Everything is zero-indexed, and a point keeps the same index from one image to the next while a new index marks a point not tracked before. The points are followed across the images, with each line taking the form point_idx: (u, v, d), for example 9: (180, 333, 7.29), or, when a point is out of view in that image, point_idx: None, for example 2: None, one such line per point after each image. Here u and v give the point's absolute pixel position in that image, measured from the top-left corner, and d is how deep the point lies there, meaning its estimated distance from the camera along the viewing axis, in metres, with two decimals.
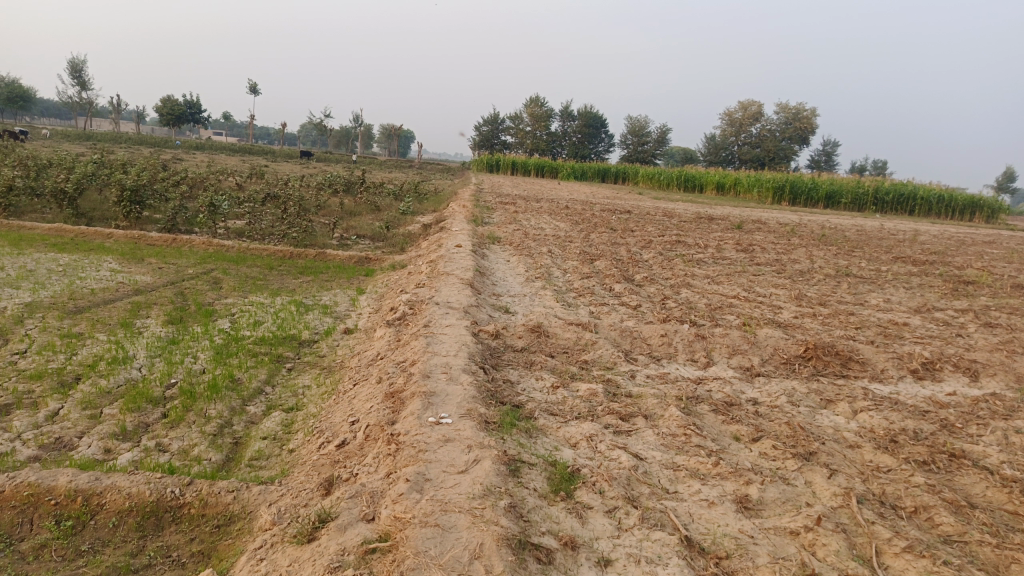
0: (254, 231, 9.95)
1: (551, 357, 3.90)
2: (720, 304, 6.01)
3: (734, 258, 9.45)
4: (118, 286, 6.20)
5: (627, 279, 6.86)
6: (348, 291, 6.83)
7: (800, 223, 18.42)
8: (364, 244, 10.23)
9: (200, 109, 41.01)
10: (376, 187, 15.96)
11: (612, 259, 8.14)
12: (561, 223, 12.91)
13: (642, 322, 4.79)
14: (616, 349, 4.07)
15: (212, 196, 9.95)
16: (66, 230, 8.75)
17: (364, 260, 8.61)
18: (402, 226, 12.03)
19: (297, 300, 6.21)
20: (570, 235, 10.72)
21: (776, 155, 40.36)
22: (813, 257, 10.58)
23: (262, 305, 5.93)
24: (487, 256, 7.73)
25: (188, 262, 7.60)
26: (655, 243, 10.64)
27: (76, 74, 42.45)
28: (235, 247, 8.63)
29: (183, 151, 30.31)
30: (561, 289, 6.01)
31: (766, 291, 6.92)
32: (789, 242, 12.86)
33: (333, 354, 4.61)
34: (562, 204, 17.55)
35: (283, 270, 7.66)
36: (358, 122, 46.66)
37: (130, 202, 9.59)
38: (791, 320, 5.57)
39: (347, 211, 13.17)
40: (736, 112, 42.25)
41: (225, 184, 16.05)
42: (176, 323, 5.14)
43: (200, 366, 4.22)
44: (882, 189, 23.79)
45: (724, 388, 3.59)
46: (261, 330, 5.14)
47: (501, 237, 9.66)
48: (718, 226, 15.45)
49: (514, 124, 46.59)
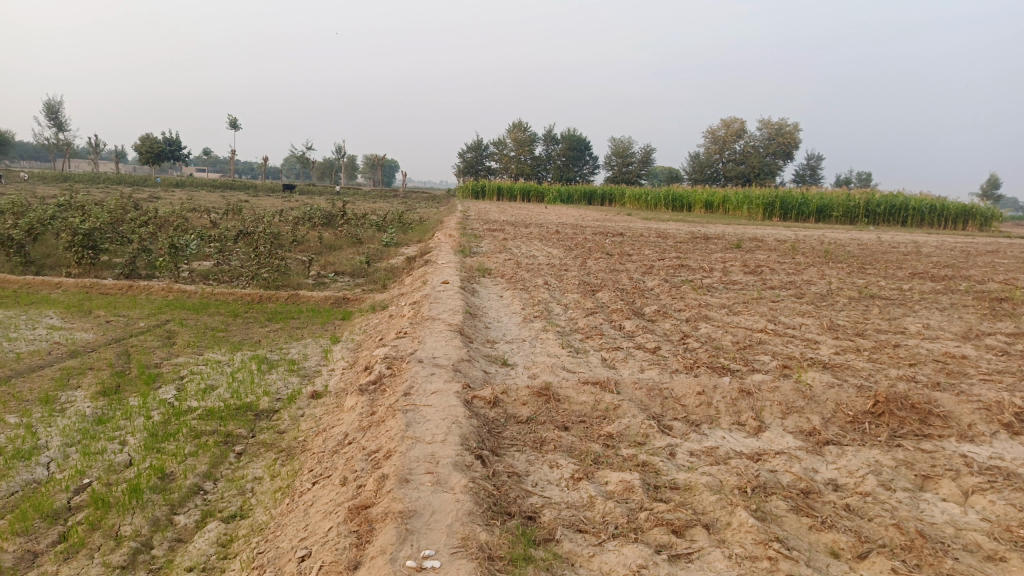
0: (222, 273, 9.12)
1: (567, 432, 3.08)
2: (747, 341, 5.22)
3: (744, 282, 8.70)
4: (51, 348, 5.33)
5: (637, 314, 6.08)
6: (321, 340, 6.00)
7: (797, 239, 17.82)
8: (342, 281, 9.43)
9: (179, 145, 40.26)
10: (357, 219, 15.17)
11: (616, 290, 7.37)
12: (553, 249, 12.19)
13: (669, 374, 3.97)
14: (646, 415, 3.26)
15: (174, 237, 9.11)
16: (10, 281, 7.90)
17: (341, 300, 7.80)
18: (384, 259, 11.24)
19: (260, 355, 5.36)
20: (566, 264, 9.96)
21: (762, 171, 40.02)
22: (827, 276, 9.87)
23: (217, 365, 5.07)
24: (478, 292, 6.95)
25: (141, 313, 6.74)
26: (657, 269, 9.89)
27: (51, 115, 41.67)
28: (197, 292, 7.79)
29: (161, 188, 29.60)
30: (564, 331, 5.21)
31: (792, 321, 6.15)
32: (795, 261, 12.14)
33: (295, 431, 3.77)
34: (552, 229, 16.86)
35: (249, 318, 6.82)
36: (341, 153, 46.14)
37: (81, 247, 8.71)
38: (835, 358, 4.79)
39: (326, 246, 12.37)
40: (720, 129, 41.99)
41: (198, 222, 15.21)
42: (108, 396, 4.28)
43: (124, 457, 3.36)
44: (874, 200, 23.27)
45: (793, 471, 2.78)
46: (211, 400, 4.29)
47: (491, 269, 8.88)
48: (716, 246, 14.76)
49: (499, 149, 46.18)
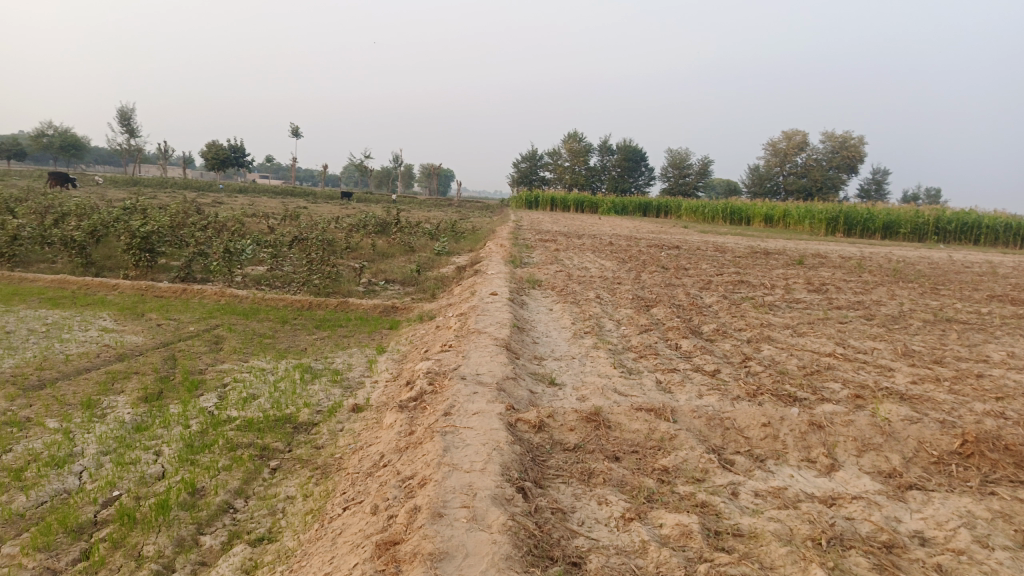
0: (274, 278, 9.15)
1: (617, 464, 2.84)
2: (814, 366, 4.87)
3: (808, 302, 8.27)
4: (99, 351, 5.34)
5: (695, 332, 5.78)
6: (367, 350, 5.88)
7: (863, 256, 17.08)
8: (393, 289, 9.37)
9: (243, 151, 41.35)
10: (410, 227, 15.16)
11: (672, 306, 7.07)
12: (607, 261, 11.91)
13: (729, 402, 3.68)
14: (705, 447, 2.99)
15: (228, 242, 9.18)
16: (70, 281, 8.06)
17: (389, 309, 7.70)
18: (434, 268, 11.15)
19: (304, 364, 5.26)
20: (619, 276, 9.68)
21: (824, 185, 38.80)
22: (898, 297, 9.33)
23: (261, 372, 4.99)
24: (528, 305, 6.75)
25: (191, 317, 6.76)
26: (715, 284, 9.52)
27: (125, 121, 43.41)
28: (248, 297, 7.80)
29: (224, 194, 30.42)
30: (617, 349, 4.95)
31: (863, 345, 5.75)
32: (862, 279, 11.57)
33: (332, 447, 3.61)
34: (606, 240, 16.58)
35: (297, 325, 6.76)
36: (398, 161, 46.74)
37: (139, 249, 8.84)
38: (913, 388, 4.41)
39: (379, 253, 12.36)
40: (781, 142, 40.93)
41: (256, 227, 15.45)
42: (149, 403, 4.22)
43: (157, 469, 3.26)
44: (945, 217, 22.21)
45: (873, 520, 2.48)
46: (251, 410, 4.18)
47: (543, 280, 8.67)
48: (777, 261, 14.23)
49: (554, 160, 46.03)
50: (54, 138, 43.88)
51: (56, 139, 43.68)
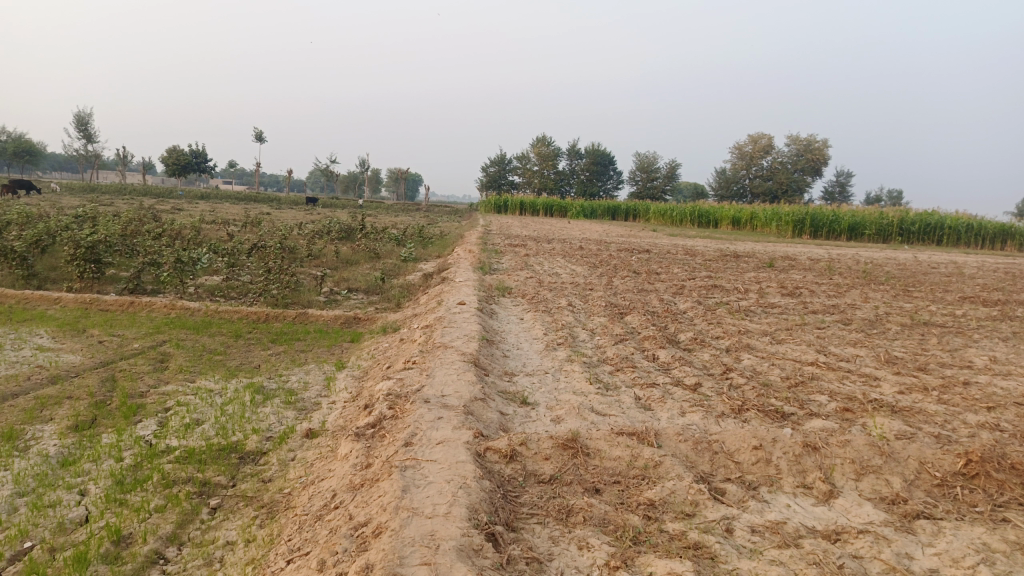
0: (231, 289, 8.71)
1: (598, 498, 2.55)
2: (798, 377, 4.64)
3: (783, 306, 8.09)
4: (31, 373, 4.90)
5: (671, 342, 5.53)
6: (325, 366, 5.51)
7: (831, 258, 17.12)
8: (356, 299, 8.99)
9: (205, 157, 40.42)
10: (376, 233, 14.76)
11: (647, 314, 6.83)
12: (577, 266, 11.68)
13: (715, 422, 3.42)
14: (694, 477, 2.71)
15: (181, 251, 8.72)
16: (8, 295, 7.55)
17: (352, 320, 7.35)
18: (400, 276, 10.80)
19: (256, 384, 4.88)
20: (591, 282, 9.43)
21: (789, 187, 39.20)
22: (871, 299, 9.23)
23: (208, 395, 4.60)
24: (497, 314, 6.45)
25: (137, 333, 6.33)
26: (688, 289, 9.33)
27: (81, 127, 42.16)
28: (200, 309, 7.37)
29: (183, 200, 29.64)
30: (591, 361, 4.68)
31: (844, 353, 5.55)
32: (834, 282, 11.50)
33: (282, 480, 3.27)
34: (575, 244, 16.36)
35: (252, 339, 6.37)
36: (364, 166, 46.15)
37: (83, 260, 8.34)
38: (902, 399, 4.20)
39: (343, 260, 11.96)
40: (746, 145, 41.28)
41: (215, 234, 14.90)
42: (79, 433, 3.82)
43: (79, 513, 2.88)
44: (907, 219, 22.45)
45: (884, 559, 2.22)
46: (192, 439, 3.81)
47: (512, 288, 8.37)
48: (747, 264, 14.14)
49: (522, 164, 45.89)
50: (6, 144, 42.44)
51: (9, 145, 42.23)
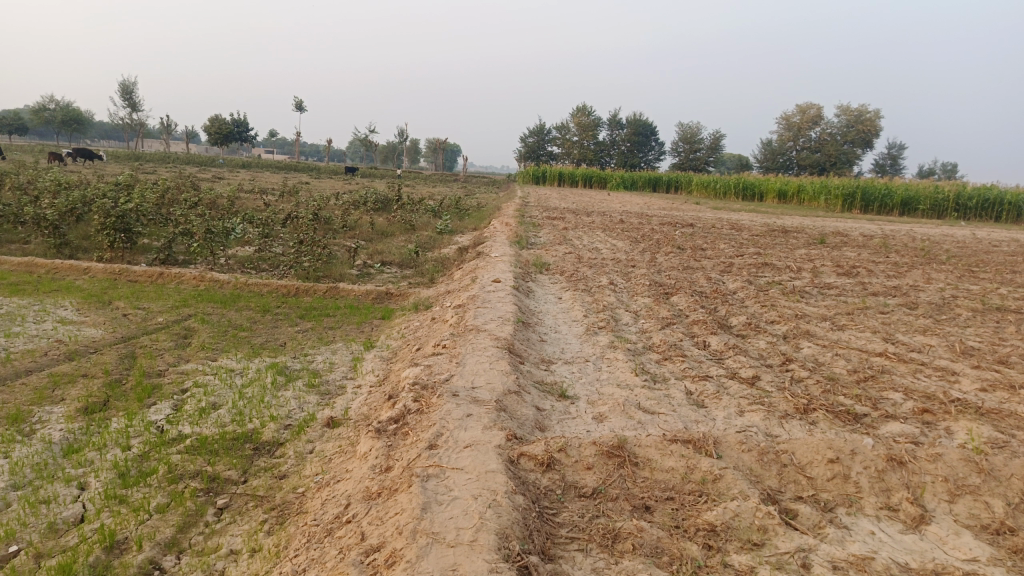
0: (261, 261, 8.49)
1: (650, 521, 2.19)
2: (867, 370, 4.19)
3: (841, 287, 7.55)
4: (49, 348, 4.71)
5: (723, 327, 5.11)
6: (353, 345, 5.23)
7: (885, 235, 16.29)
8: (389, 272, 8.71)
9: (246, 126, 40.56)
10: (412, 204, 14.47)
11: (695, 294, 6.40)
12: (618, 241, 11.22)
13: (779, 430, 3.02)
14: (761, 496, 2.34)
15: (212, 221, 8.51)
16: (38, 264, 7.44)
17: (383, 296, 7.06)
18: (435, 249, 10.49)
19: (279, 364, 4.61)
20: (633, 259, 8.98)
21: (838, 160, 37.77)
22: (935, 281, 8.61)
23: (228, 376, 4.35)
24: (535, 293, 6.10)
25: (163, 306, 6.13)
26: (737, 267, 8.83)
27: (126, 95, 42.58)
28: (230, 281, 7.16)
29: (224, 169, 29.81)
30: (636, 349, 4.30)
31: (914, 342, 5.05)
32: (891, 261, 10.84)
33: (297, 477, 2.98)
34: (615, 217, 15.86)
35: (280, 315, 6.12)
36: (403, 137, 45.90)
37: (113, 229, 8.17)
38: (988, 399, 3.74)
39: (378, 232, 11.68)
40: (794, 116, 39.84)
41: (252, 203, 14.76)
42: (88, 417, 3.59)
43: (75, 511, 2.64)
44: (965, 193, 21.31)
45: None
46: (206, 426, 3.55)
47: (551, 264, 8.00)
48: (797, 240, 13.49)
49: (561, 134, 45.16)
50: (55, 112, 43.15)
51: (57, 113, 42.90)
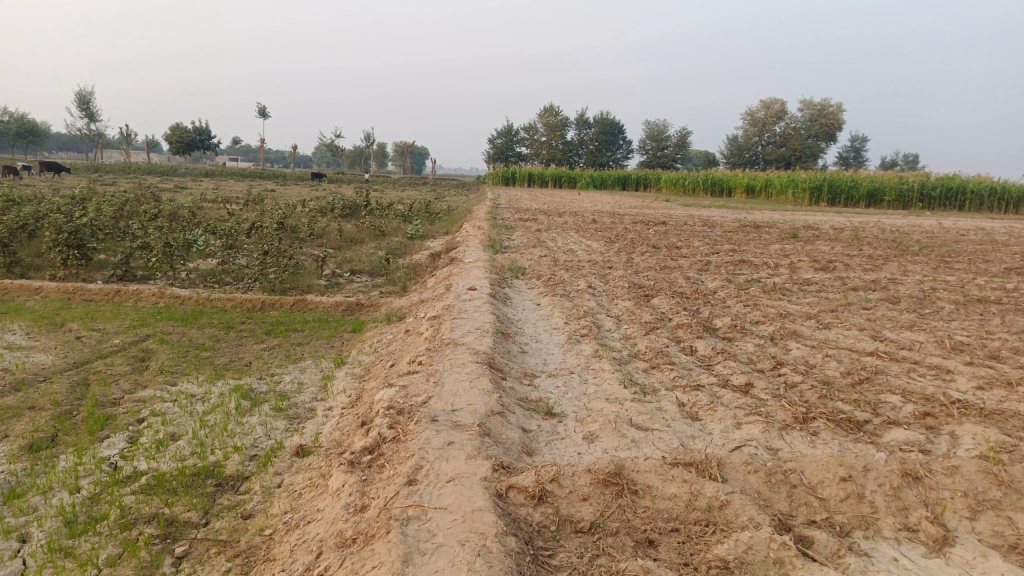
0: (225, 274, 8.15)
1: (656, 559, 1.98)
2: (860, 371, 4.04)
3: (820, 283, 7.46)
4: None
5: (709, 330, 4.94)
6: (324, 362, 4.96)
7: (854, 227, 16.39)
8: (359, 281, 8.43)
9: (209, 135, 39.75)
10: (382, 209, 14.17)
11: (676, 295, 6.24)
12: (593, 241, 11.06)
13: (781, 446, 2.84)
14: (772, 524, 2.14)
15: (171, 235, 8.14)
16: None
17: (354, 307, 6.79)
18: (406, 255, 10.22)
19: (244, 386, 4.33)
20: (609, 260, 8.82)
21: (803, 153, 38.16)
22: (911, 273, 8.57)
23: (189, 402, 4.06)
24: (512, 300, 5.88)
25: (119, 327, 5.79)
26: (714, 265, 8.71)
27: (83, 105, 41.46)
28: (191, 297, 6.82)
29: (188, 178, 29.15)
30: (622, 357, 4.10)
31: (902, 339, 4.94)
32: (865, 254, 10.82)
33: (264, 516, 2.72)
34: (587, 217, 15.71)
35: (245, 331, 5.81)
36: (370, 141, 45.43)
37: (66, 246, 7.76)
38: (988, 399, 3.60)
39: (347, 239, 11.37)
40: (759, 111, 40.19)
41: (215, 213, 14.33)
42: (32, 455, 3.28)
43: (12, 571, 2.36)
44: (928, 183, 21.52)
45: None
46: (165, 461, 3.27)
47: (526, 268, 7.79)
48: (770, 236, 13.46)
49: (530, 135, 45.06)
50: (8, 124, 41.84)
51: (11, 125, 41.58)
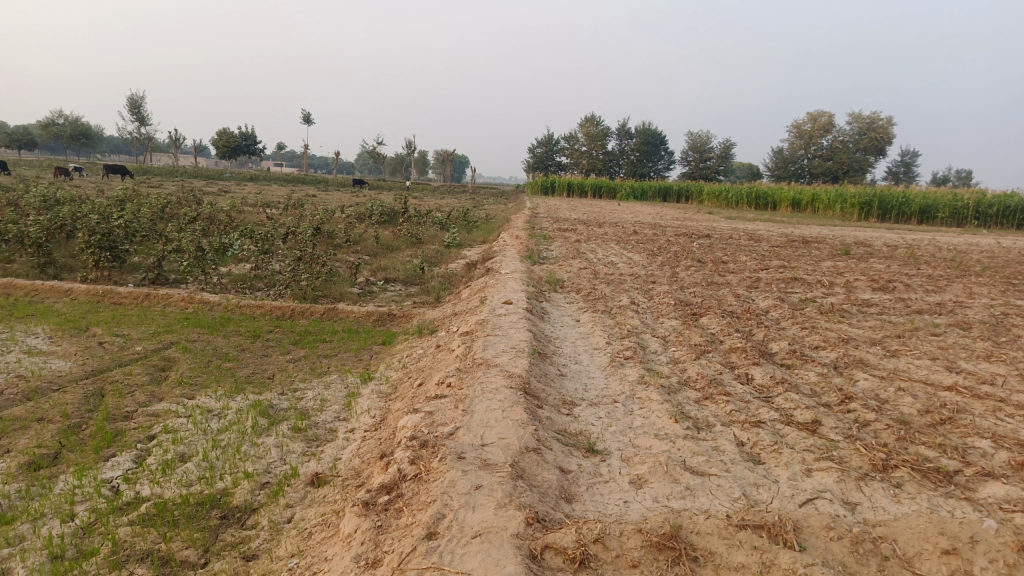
0: (256, 279, 7.97)
1: None
2: (941, 409, 3.60)
3: (881, 305, 6.95)
4: (7, 385, 4.18)
5: (765, 355, 4.53)
6: (350, 377, 4.68)
7: (909, 245, 15.65)
8: (392, 290, 8.18)
9: (254, 140, 40.28)
10: (419, 216, 13.97)
11: (726, 315, 5.83)
12: (635, 254, 10.67)
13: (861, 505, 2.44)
14: None
15: (203, 238, 7.99)
16: (16, 286, 6.95)
17: (385, 318, 6.52)
18: (442, 264, 9.96)
19: (263, 402, 4.06)
20: (652, 274, 8.42)
21: (850, 168, 37.09)
22: (978, 296, 7.99)
23: (203, 418, 3.81)
24: (550, 316, 5.54)
25: (143, 333, 5.60)
26: (765, 282, 8.24)
27: (134, 109, 42.42)
28: (220, 303, 6.64)
29: (232, 182, 29.50)
30: (671, 385, 3.72)
31: (981, 371, 4.46)
32: (924, 273, 10.21)
33: (268, 559, 2.43)
34: (628, 229, 15.30)
35: (271, 341, 5.58)
36: (411, 149, 45.63)
37: (98, 248, 7.67)
38: None
39: (383, 246, 11.16)
40: (805, 123, 39.23)
41: (254, 217, 14.30)
42: (30, 475, 3.05)
43: None
44: (985, 201, 20.56)
45: None
46: (169, 487, 3.00)
47: (566, 281, 7.44)
48: (821, 252, 12.88)
49: (570, 145, 44.77)
50: (64, 127, 43.05)
51: (66, 128, 42.73)
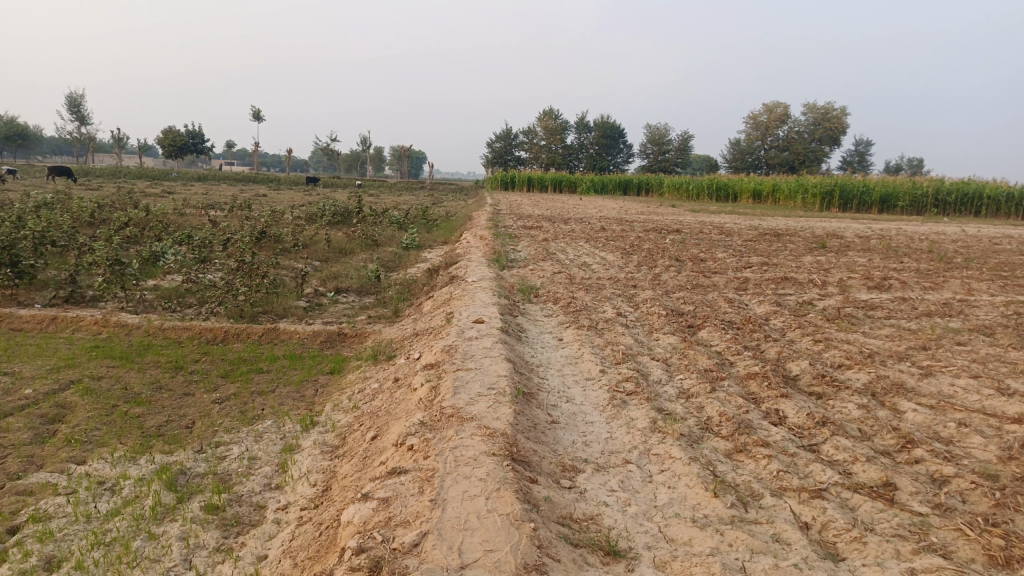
0: (187, 294, 6.99)
1: None
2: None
3: (885, 308, 6.31)
4: None
5: (788, 382, 3.80)
6: (288, 422, 3.80)
7: (879, 235, 15.22)
8: (344, 302, 7.29)
9: (201, 138, 38.53)
10: (375, 216, 13.02)
11: (729, 327, 5.10)
12: (608, 253, 9.92)
13: None
14: None
15: (122, 250, 6.96)
16: None
17: (333, 338, 5.65)
18: (399, 269, 9.08)
19: (171, 468, 3.16)
20: (632, 277, 7.68)
21: (807, 158, 37.05)
22: (980, 294, 7.40)
23: (85, 499, 2.89)
24: (528, 336, 4.74)
25: (36, 369, 4.61)
26: (754, 283, 7.56)
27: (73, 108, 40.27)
28: (141, 327, 5.68)
29: (177, 182, 27.97)
30: (692, 434, 2.95)
31: None
32: (910, 267, 9.67)
33: None
34: (596, 225, 14.60)
35: (197, 374, 4.65)
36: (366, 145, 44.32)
37: None
38: None
39: (336, 249, 10.22)
40: (761, 114, 39.09)
41: (195, 220, 13.15)
42: None
43: None
44: (943, 188, 20.31)
45: None
46: None
47: (539, 288, 6.63)
48: (796, 246, 12.32)
49: (530, 139, 44.03)
50: None
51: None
